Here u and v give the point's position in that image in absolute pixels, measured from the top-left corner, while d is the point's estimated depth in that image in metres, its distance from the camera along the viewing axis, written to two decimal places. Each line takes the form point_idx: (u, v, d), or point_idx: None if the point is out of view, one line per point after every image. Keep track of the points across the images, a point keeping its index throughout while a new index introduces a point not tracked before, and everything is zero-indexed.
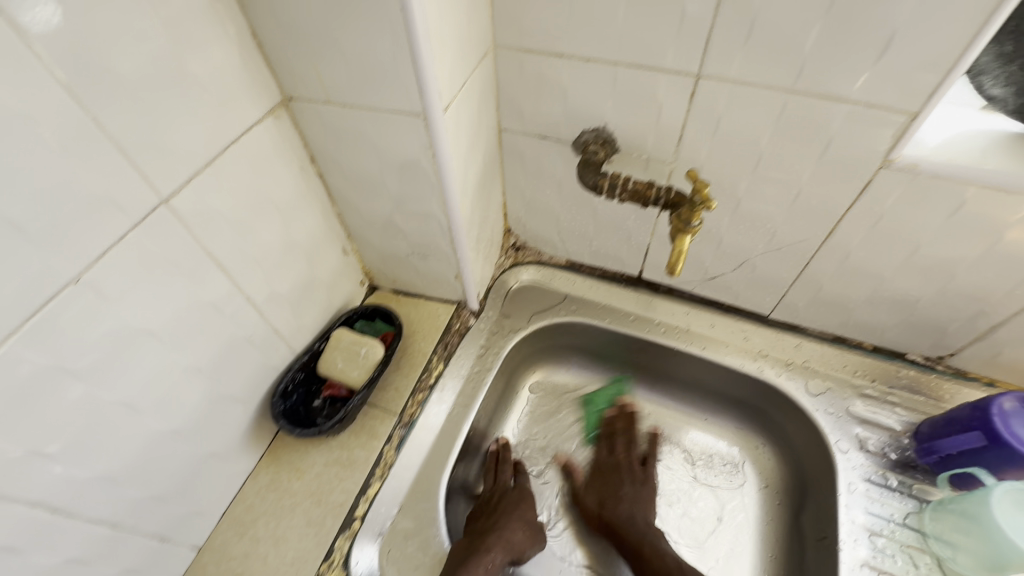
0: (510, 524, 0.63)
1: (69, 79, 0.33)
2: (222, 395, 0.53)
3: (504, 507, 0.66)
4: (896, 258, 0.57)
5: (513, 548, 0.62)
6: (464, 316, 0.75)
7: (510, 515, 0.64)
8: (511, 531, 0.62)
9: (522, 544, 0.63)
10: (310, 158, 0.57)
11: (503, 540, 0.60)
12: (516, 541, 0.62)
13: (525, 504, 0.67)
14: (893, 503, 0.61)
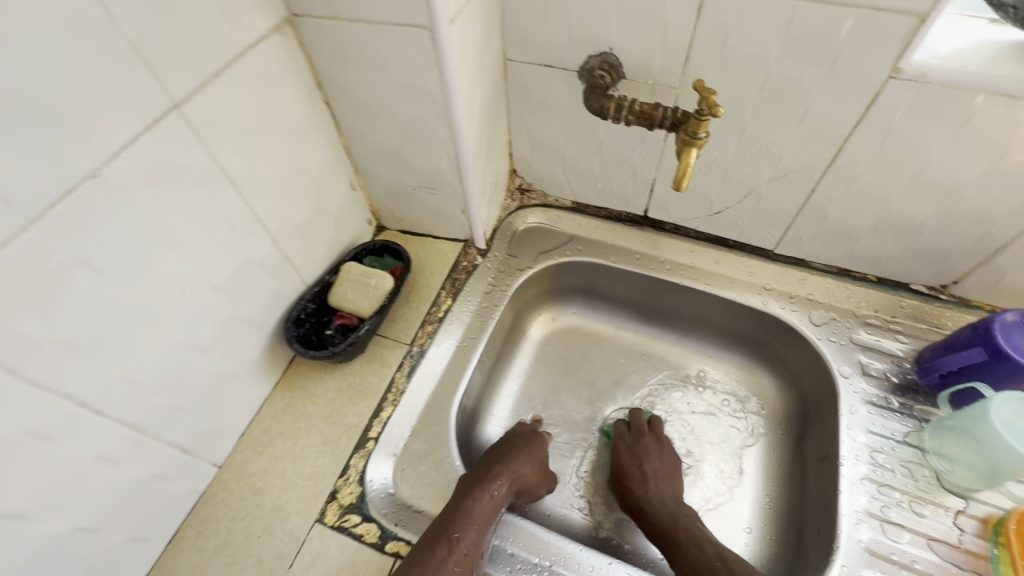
0: (518, 458, 0.62)
1: None
2: (237, 317, 0.54)
3: (517, 446, 0.65)
4: (902, 179, 0.58)
5: (518, 480, 0.60)
6: (471, 254, 0.76)
7: (517, 451, 0.63)
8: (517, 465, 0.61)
9: (530, 477, 0.62)
10: (317, 84, 0.57)
11: (509, 471, 0.59)
12: (522, 473, 0.61)
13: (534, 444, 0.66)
14: (894, 422, 0.62)
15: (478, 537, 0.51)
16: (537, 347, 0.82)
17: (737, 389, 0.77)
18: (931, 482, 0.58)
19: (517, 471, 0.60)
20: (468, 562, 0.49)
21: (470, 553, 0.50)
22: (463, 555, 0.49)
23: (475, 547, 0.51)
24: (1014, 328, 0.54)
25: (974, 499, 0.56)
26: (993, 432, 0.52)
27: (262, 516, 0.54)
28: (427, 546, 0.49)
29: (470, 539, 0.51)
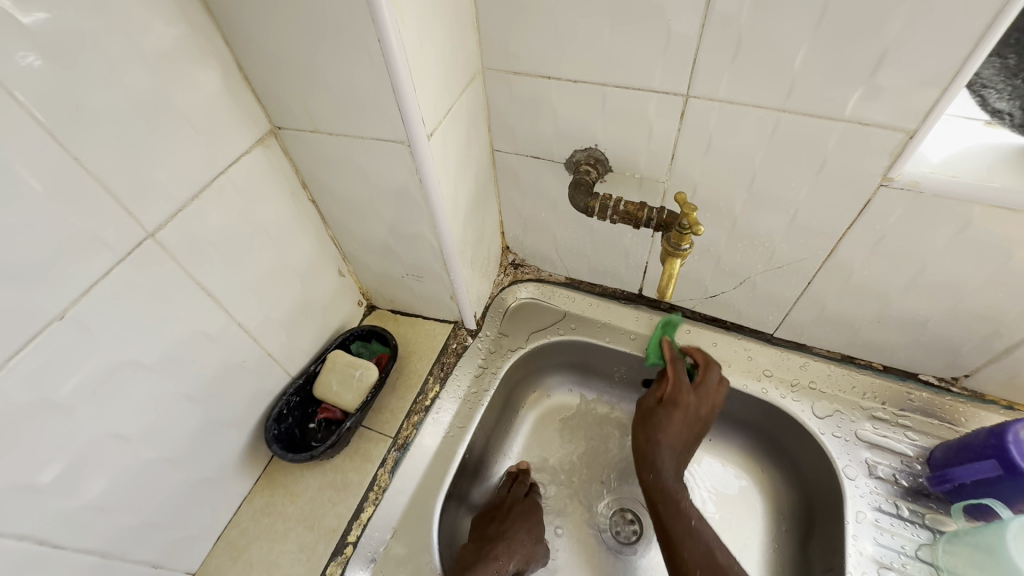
0: (518, 533, 0.65)
1: (51, 123, 0.34)
2: (215, 422, 0.53)
3: (514, 516, 0.67)
4: (902, 277, 0.55)
5: (519, 557, 0.63)
6: (462, 335, 0.75)
7: (517, 525, 0.65)
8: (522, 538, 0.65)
9: (529, 553, 0.65)
10: (302, 184, 0.57)
11: (510, 551, 0.62)
12: (522, 550, 0.64)
13: (533, 516, 0.68)
14: (905, 533, 0.58)
15: None
16: (530, 429, 0.80)
17: (738, 480, 0.73)
18: None
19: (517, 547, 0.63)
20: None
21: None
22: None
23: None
24: None
25: None
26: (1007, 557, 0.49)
27: None
28: None
29: None
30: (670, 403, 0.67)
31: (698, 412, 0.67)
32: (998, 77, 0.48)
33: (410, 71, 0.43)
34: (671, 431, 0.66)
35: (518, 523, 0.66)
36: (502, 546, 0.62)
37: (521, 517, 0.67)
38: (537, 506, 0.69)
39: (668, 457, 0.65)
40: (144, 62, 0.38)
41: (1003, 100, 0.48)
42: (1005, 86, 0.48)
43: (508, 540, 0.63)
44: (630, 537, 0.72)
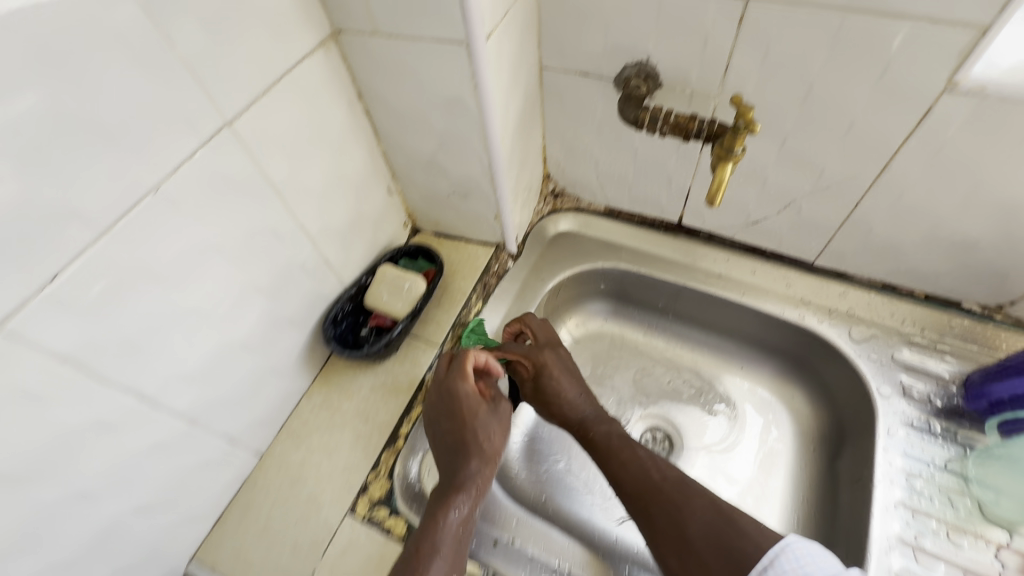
0: (462, 451, 0.54)
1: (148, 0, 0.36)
2: (279, 318, 0.57)
3: (451, 420, 0.56)
4: (957, 195, 0.54)
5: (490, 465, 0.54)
6: (503, 258, 0.77)
7: (457, 447, 0.54)
8: (479, 450, 0.54)
9: (501, 446, 0.57)
10: (357, 94, 0.59)
11: (473, 485, 0.52)
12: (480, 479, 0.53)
13: (467, 416, 0.55)
14: (934, 448, 0.59)
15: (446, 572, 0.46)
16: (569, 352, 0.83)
17: (769, 401, 0.76)
18: (973, 513, 0.55)
19: (477, 473, 0.53)
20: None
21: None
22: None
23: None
24: None
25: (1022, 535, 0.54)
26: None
27: (298, 505, 0.58)
28: None
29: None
30: (544, 373, 0.64)
31: (558, 351, 0.66)
32: None
33: None
34: (563, 383, 0.64)
35: (465, 439, 0.54)
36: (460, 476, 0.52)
37: (473, 421, 0.55)
38: (467, 405, 0.56)
39: (579, 403, 0.64)
40: None
41: None
42: None
43: (468, 458, 0.53)
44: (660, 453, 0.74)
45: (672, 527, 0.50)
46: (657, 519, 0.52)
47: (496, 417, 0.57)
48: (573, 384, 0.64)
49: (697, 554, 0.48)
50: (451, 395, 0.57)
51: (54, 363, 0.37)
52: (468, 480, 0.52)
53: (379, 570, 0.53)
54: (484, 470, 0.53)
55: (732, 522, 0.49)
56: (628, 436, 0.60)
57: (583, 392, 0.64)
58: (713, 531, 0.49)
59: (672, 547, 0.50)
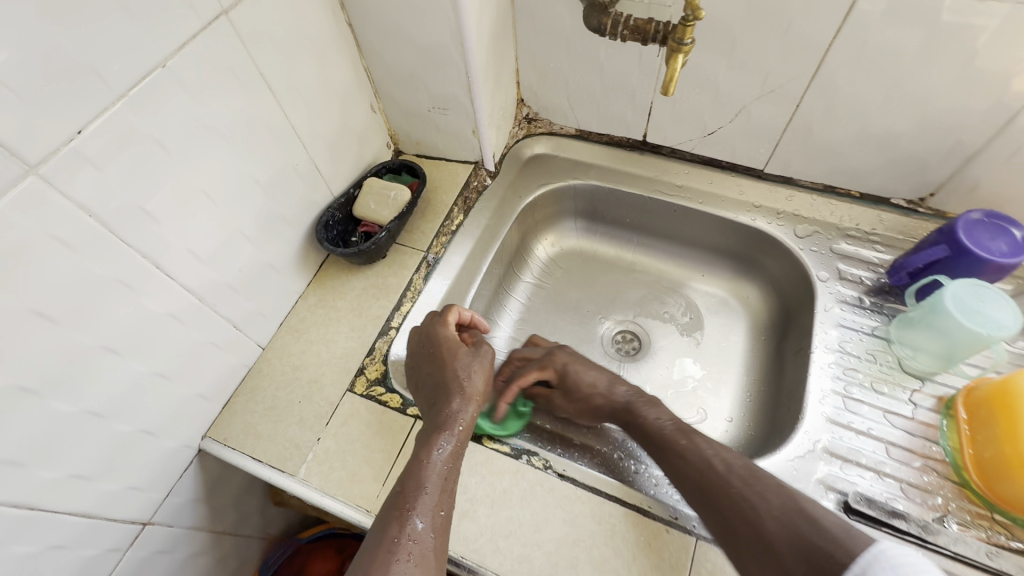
0: (444, 391, 0.57)
1: None
2: (274, 215, 0.62)
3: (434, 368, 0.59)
4: (880, 88, 0.62)
5: (471, 401, 0.56)
6: (482, 176, 0.82)
7: (438, 386, 0.57)
8: (461, 388, 0.57)
9: (483, 389, 0.59)
10: (340, 5, 0.63)
11: (452, 422, 0.54)
12: (461, 414, 0.55)
13: (444, 360, 0.59)
14: (864, 319, 0.68)
15: (436, 507, 0.48)
16: (546, 268, 0.89)
17: (726, 301, 0.84)
18: (893, 368, 0.64)
19: (462, 412, 0.55)
20: (421, 547, 0.45)
21: (427, 521, 0.47)
22: (419, 525, 0.46)
23: (433, 511, 0.47)
24: (976, 228, 0.60)
25: (933, 382, 0.62)
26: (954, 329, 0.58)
27: (301, 386, 0.63)
28: (382, 531, 0.46)
29: (426, 508, 0.47)
30: (566, 370, 0.65)
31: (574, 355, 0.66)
32: None
33: None
34: (583, 371, 0.64)
35: (444, 379, 0.58)
36: (442, 414, 0.54)
37: (453, 361, 0.59)
38: (445, 352, 0.60)
39: (611, 391, 0.63)
40: None
41: None
42: None
43: (449, 397, 0.56)
44: (630, 351, 0.82)
45: (749, 525, 0.46)
46: (733, 526, 0.47)
47: (477, 360, 0.60)
48: (593, 373, 0.64)
49: (779, 556, 0.44)
50: (432, 340, 0.61)
51: (81, 213, 0.41)
52: (451, 415, 0.54)
53: (379, 433, 0.60)
54: (468, 407, 0.56)
55: (804, 510, 0.45)
56: (683, 425, 0.56)
57: (607, 378, 0.64)
58: (795, 536, 0.44)
59: (750, 549, 0.45)
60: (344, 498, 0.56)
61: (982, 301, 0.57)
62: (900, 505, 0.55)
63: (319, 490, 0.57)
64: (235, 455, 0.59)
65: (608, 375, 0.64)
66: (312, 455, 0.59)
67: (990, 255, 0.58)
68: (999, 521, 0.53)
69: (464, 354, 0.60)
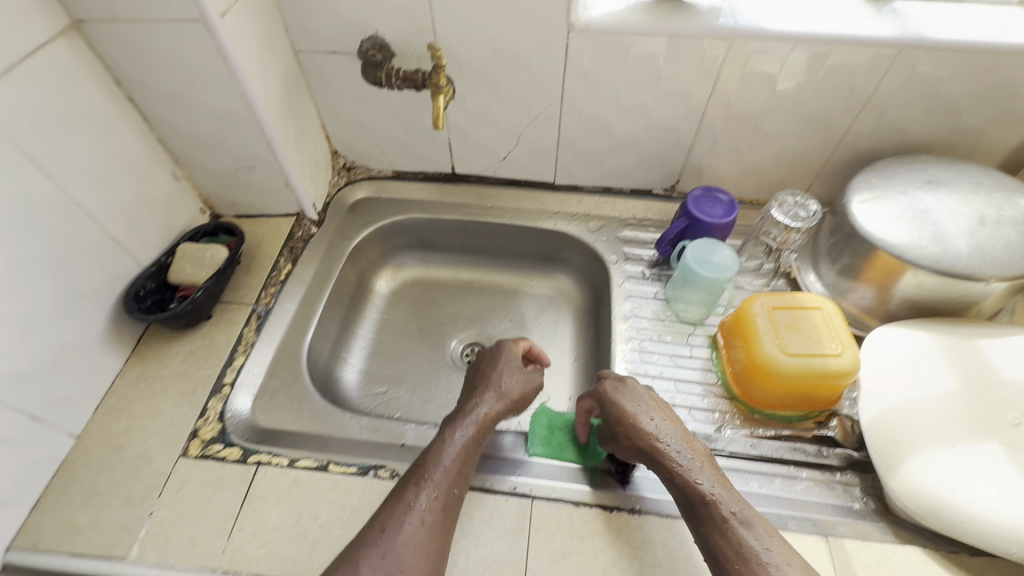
0: (484, 386, 0.66)
1: None
2: (69, 293, 0.60)
3: (483, 368, 0.69)
4: (612, 106, 0.78)
5: (505, 398, 0.65)
6: (306, 225, 0.86)
7: (486, 379, 0.67)
8: (497, 386, 0.66)
9: (515, 393, 0.66)
10: (115, 81, 0.65)
11: (478, 406, 0.63)
12: (494, 406, 0.64)
13: (498, 360, 0.69)
14: (649, 287, 0.82)
15: (447, 479, 0.55)
16: (390, 300, 0.94)
17: (553, 298, 0.95)
18: (674, 320, 0.78)
19: (489, 404, 0.63)
20: (432, 517, 0.52)
21: (441, 493, 0.54)
22: (433, 494, 0.53)
23: (446, 485, 0.54)
24: (701, 200, 0.77)
25: (704, 326, 0.78)
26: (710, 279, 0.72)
27: (126, 464, 0.60)
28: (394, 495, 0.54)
29: (438, 481, 0.54)
30: (604, 403, 0.61)
31: (649, 394, 0.61)
32: None
33: None
34: (625, 408, 0.59)
35: (488, 377, 0.67)
36: (475, 401, 0.63)
37: (502, 362, 0.69)
38: (502, 355, 0.70)
39: (663, 441, 0.56)
40: None
41: None
42: None
43: (485, 391, 0.65)
44: None
45: None
46: None
47: (522, 371, 0.69)
48: (648, 412, 0.59)
49: None
50: (497, 346, 0.72)
51: None
52: (478, 404, 0.63)
53: (219, 489, 0.59)
54: (495, 402, 0.64)
55: None
56: (725, 491, 0.52)
57: (657, 426, 0.57)
58: None
59: None
60: (186, 564, 0.54)
61: (711, 252, 0.74)
62: (691, 427, 0.67)
63: (156, 565, 0.54)
64: (52, 557, 0.54)
65: (670, 425, 0.58)
66: (144, 530, 0.56)
67: (711, 218, 0.75)
68: (760, 420, 0.67)
69: (516, 364, 0.69)
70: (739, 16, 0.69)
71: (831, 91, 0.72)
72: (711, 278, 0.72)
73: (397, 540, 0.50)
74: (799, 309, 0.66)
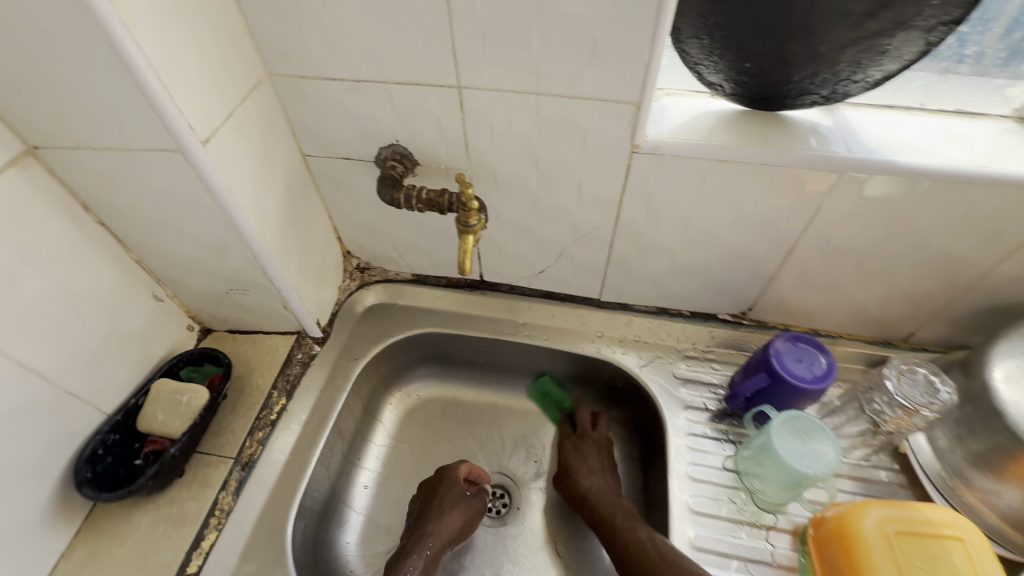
0: (430, 518, 0.67)
1: None
2: (2, 474, 0.49)
3: (428, 496, 0.69)
4: (677, 231, 0.65)
5: (445, 533, 0.66)
6: (307, 345, 0.74)
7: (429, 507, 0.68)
8: (438, 523, 0.66)
9: (456, 525, 0.67)
10: (83, 206, 0.54)
11: (430, 539, 0.65)
12: (435, 537, 0.65)
13: (440, 486, 0.69)
14: (715, 450, 0.67)
15: None
16: (400, 424, 0.81)
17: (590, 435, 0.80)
18: (748, 504, 0.62)
19: (438, 531, 0.66)
20: None
21: None
22: None
23: None
24: (785, 354, 0.61)
25: (785, 513, 0.62)
26: (796, 469, 0.56)
27: None
28: None
29: None
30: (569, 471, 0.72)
31: (605, 448, 0.74)
32: (703, 55, 0.54)
33: (159, 77, 0.43)
34: (579, 473, 0.71)
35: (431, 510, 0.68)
36: (428, 529, 0.65)
37: (443, 489, 0.69)
38: (441, 478, 0.70)
39: (591, 487, 0.69)
40: None
41: (713, 74, 0.56)
42: (709, 63, 0.54)
43: (428, 525, 0.66)
44: (500, 510, 0.75)
45: None
46: None
47: (462, 500, 0.69)
48: (593, 466, 0.72)
49: None
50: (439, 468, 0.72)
51: None
52: (423, 538, 0.65)
53: None
54: (435, 538, 0.65)
55: None
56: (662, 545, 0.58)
57: (602, 481, 0.70)
58: None
59: None
60: None
61: (808, 435, 0.58)
62: None
63: None
64: None
65: (612, 480, 0.71)
66: None
67: (801, 381, 0.60)
68: None
69: (456, 493, 0.69)
70: (853, 141, 0.55)
71: (967, 231, 0.56)
72: (796, 468, 0.56)
73: None
74: (922, 535, 0.50)
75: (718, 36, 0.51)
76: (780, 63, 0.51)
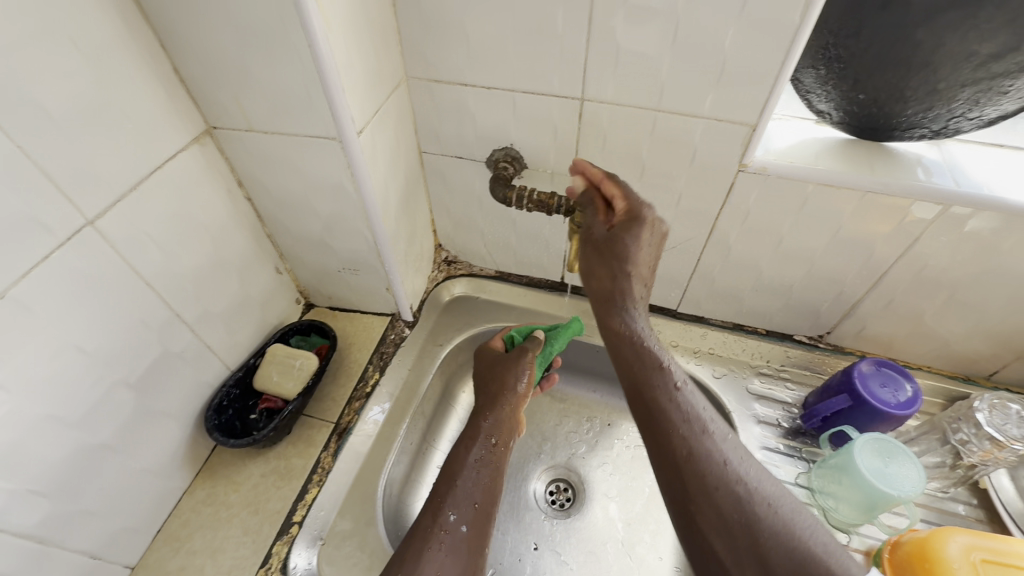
0: (494, 389, 0.67)
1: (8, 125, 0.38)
2: (156, 412, 0.56)
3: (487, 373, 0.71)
4: (768, 251, 0.67)
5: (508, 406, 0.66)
6: (399, 327, 0.80)
7: (490, 380, 0.69)
8: (501, 392, 0.67)
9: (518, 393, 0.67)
10: (238, 183, 0.61)
11: (498, 400, 0.66)
12: (498, 402, 0.66)
13: (501, 361, 0.71)
14: (788, 466, 0.69)
15: (472, 484, 0.57)
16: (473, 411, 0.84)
17: None
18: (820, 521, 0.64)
19: (506, 391, 0.67)
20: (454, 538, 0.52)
21: (465, 505, 0.55)
22: (452, 516, 0.53)
23: (473, 497, 0.56)
24: (870, 377, 0.63)
25: (857, 534, 0.63)
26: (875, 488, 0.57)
27: None
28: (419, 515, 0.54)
29: (454, 498, 0.55)
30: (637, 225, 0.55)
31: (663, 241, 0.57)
32: (817, 84, 0.57)
33: (339, 75, 0.48)
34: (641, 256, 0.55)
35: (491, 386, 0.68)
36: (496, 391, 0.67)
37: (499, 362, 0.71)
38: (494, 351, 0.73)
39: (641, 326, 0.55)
40: (87, 75, 0.43)
41: (823, 103, 0.59)
42: (821, 91, 0.57)
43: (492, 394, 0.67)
44: (564, 504, 0.77)
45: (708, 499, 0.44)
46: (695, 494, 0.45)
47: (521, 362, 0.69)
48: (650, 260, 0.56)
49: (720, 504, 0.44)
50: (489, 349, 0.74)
51: None
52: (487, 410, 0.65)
53: None
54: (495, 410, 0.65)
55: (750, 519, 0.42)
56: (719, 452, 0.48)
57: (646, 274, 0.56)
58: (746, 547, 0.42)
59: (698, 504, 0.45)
60: None
61: (890, 458, 0.59)
62: None
63: None
64: None
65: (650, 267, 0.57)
66: None
67: (885, 405, 0.61)
68: None
69: (515, 360, 0.70)
70: (960, 175, 0.56)
71: None
72: (875, 487, 0.57)
73: (422, 566, 0.48)
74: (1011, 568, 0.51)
75: (836, 68, 0.54)
76: (897, 97, 0.53)
